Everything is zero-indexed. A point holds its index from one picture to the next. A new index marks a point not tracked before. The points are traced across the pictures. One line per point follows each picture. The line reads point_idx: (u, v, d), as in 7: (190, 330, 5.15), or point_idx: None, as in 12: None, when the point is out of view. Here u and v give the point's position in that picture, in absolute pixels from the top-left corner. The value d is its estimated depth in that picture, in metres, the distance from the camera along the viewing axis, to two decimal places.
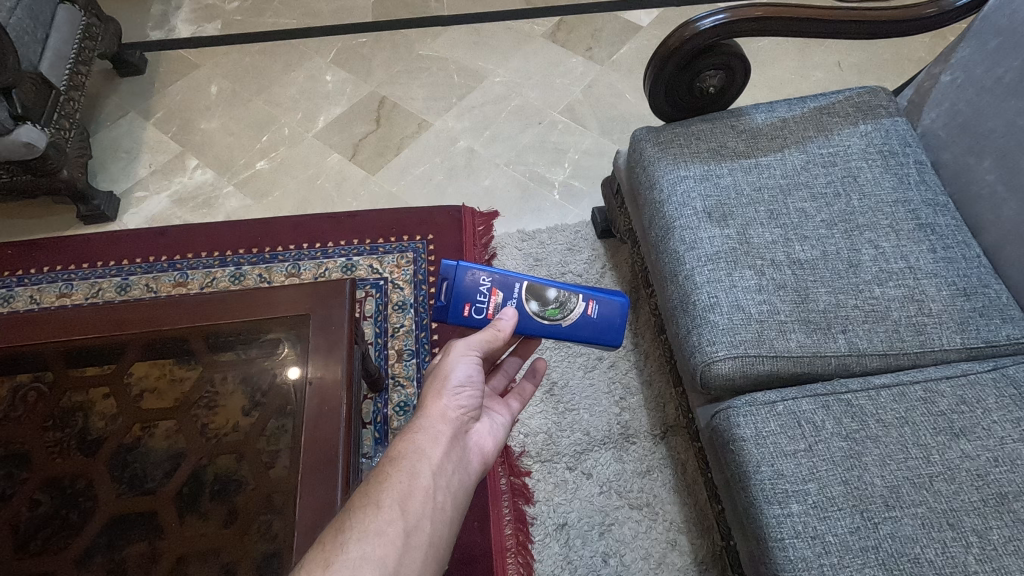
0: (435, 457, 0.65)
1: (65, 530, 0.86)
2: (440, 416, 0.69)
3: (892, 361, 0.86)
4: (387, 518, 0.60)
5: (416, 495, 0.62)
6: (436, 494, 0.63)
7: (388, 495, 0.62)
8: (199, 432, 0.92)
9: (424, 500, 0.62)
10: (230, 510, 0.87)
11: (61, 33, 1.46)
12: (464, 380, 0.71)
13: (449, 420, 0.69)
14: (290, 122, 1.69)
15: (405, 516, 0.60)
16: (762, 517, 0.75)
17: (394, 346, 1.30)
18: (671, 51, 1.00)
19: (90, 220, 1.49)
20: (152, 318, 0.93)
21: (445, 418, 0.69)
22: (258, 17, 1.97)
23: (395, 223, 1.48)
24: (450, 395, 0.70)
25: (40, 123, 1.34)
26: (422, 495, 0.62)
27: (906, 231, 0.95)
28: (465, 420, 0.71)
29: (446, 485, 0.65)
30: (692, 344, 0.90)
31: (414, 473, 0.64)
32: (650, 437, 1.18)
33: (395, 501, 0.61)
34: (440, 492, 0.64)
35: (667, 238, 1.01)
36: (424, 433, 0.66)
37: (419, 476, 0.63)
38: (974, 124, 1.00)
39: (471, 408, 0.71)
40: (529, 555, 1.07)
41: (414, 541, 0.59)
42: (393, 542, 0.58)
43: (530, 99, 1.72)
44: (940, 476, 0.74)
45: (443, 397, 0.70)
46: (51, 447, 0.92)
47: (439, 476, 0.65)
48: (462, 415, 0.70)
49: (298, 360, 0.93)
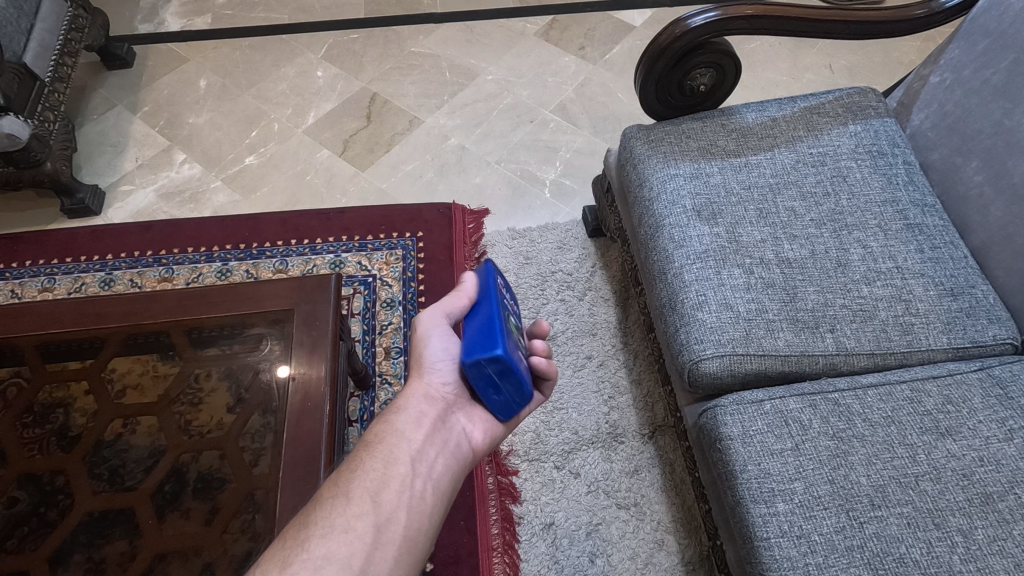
0: (415, 441, 0.67)
1: (42, 528, 0.84)
2: (423, 399, 0.70)
3: (879, 361, 0.86)
4: (357, 512, 0.59)
5: (392, 485, 0.62)
6: (415, 481, 0.64)
7: (361, 484, 0.62)
8: (181, 428, 0.91)
9: (401, 489, 0.62)
10: (213, 507, 0.85)
11: (46, 24, 1.44)
12: (443, 358, 0.72)
13: (434, 398, 0.71)
14: (280, 117, 1.68)
15: (378, 509, 0.60)
16: (748, 517, 0.75)
17: (382, 343, 1.29)
18: (660, 50, 1.00)
19: (75, 213, 1.46)
20: (132, 312, 0.92)
21: (427, 398, 0.70)
22: (249, 11, 1.95)
23: (384, 220, 1.47)
24: (430, 375, 0.72)
25: (23, 115, 1.32)
26: (399, 484, 0.63)
27: (895, 230, 0.95)
28: (451, 399, 0.72)
29: (428, 472, 0.66)
30: (680, 342, 0.89)
31: (391, 461, 0.64)
32: (638, 436, 1.17)
33: (367, 494, 0.61)
34: (420, 480, 0.64)
35: (655, 236, 1.00)
36: (405, 417, 0.68)
37: (396, 463, 0.64)
38: (962, 125, 1.00)
39: (460, 389, 0.73)
40: (515, 555, 1.06)
41: (387, 536, 0.58)
42: (362, 538, 0.57)
43: (522, 97, 1.72)
44: (926, 475, 0.74)
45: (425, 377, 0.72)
46: (29, 444, 0.90)
47: (420, 464, 0.66)
48: (448, 394, 0.72)
49: (284, 358, 0.90)
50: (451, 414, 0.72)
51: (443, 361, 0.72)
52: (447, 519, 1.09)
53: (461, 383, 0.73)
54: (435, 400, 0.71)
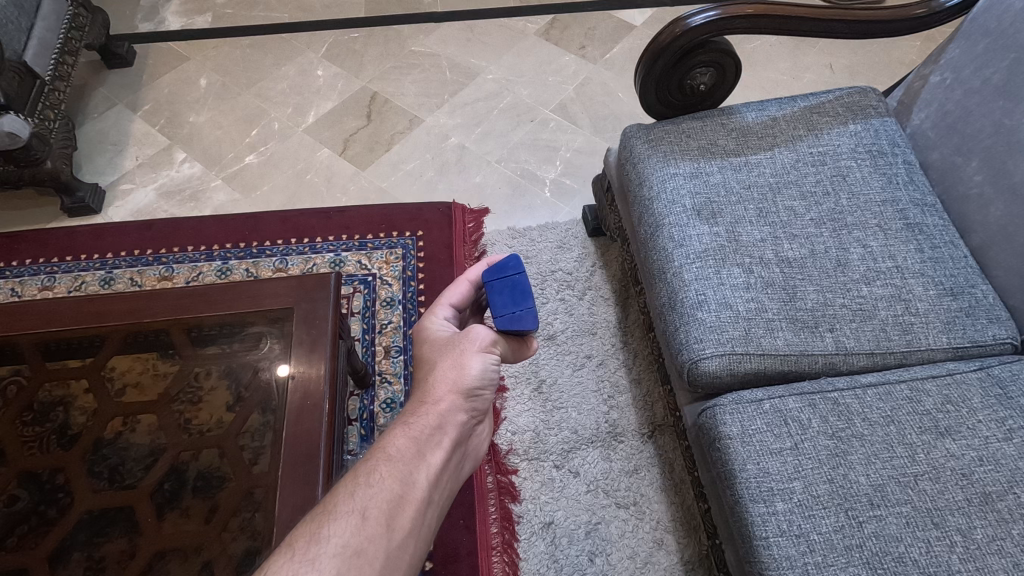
0: (434, 463, 0.64)
1: (42, 526, 0.84)
2: (446, 421, 0.67)
3: (878, 360, 0.86)
4: (370, 534, 0.57)
5: (407, 509, 0.60)
6: (428, 508, 0.62)
7: (376, 503, 0.59)
8: (180, 427, 0.91)
9: (415, 516, 0.60)
10: (212, 506, 0.85)
11: (46, 23, 1.43)
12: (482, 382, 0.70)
13: (453, 420, 0.67)
14: (280, 116, 1.68)
15: (391, 534, 0.58)
16: (747, 515, 0.75)
17: (381, 342, 1.29)
18: (660, 49, 1.00)
19: (75, 212, 1.47)
20: (131, 310, 0.92)
21: (450, 421, 0.67)
22: (250, 10, 1.95)
23: (384, 219, 1.47)
24: (459, 395, 0.68)
25: (23, 114, 1.32)
26: (413, 510, 0.60)
27: (895, 230, 0.95)
28: (468, 424, 0.69)
29: (437, 498, 0.64)
30: (680, 342, 0.89)
31: (410, 483, 0.61)
32: (638, 435, 1.17)
33: (382, 515, 0.58)
34: (431, 506, 0.63)
35: (655, 235, 1.00)
36: (427, 436, 0.65)
37: (414, 486, 0.61)
38: (963, 124, 1.00)
39: (477, 412, 0.71)
40: (514, 554, 1.06)
41: (395, 564, 0.57)
42: (371, 564, 0.55)
43: (522, 96, 1.72)
44: (925, 475, 0.74)
45: (452, 398, 0.68)
46: (29, 442, 0.90)
47: (433, 489, 0.63)
48: (467, 416, 0.69)
49: (284, 358, 0.90)
50: (466, 436, 0.69)
51: (478, 384, 0.69)
52: (446, 517, 1.09)
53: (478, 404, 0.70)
54: (456, 422, 0.67)
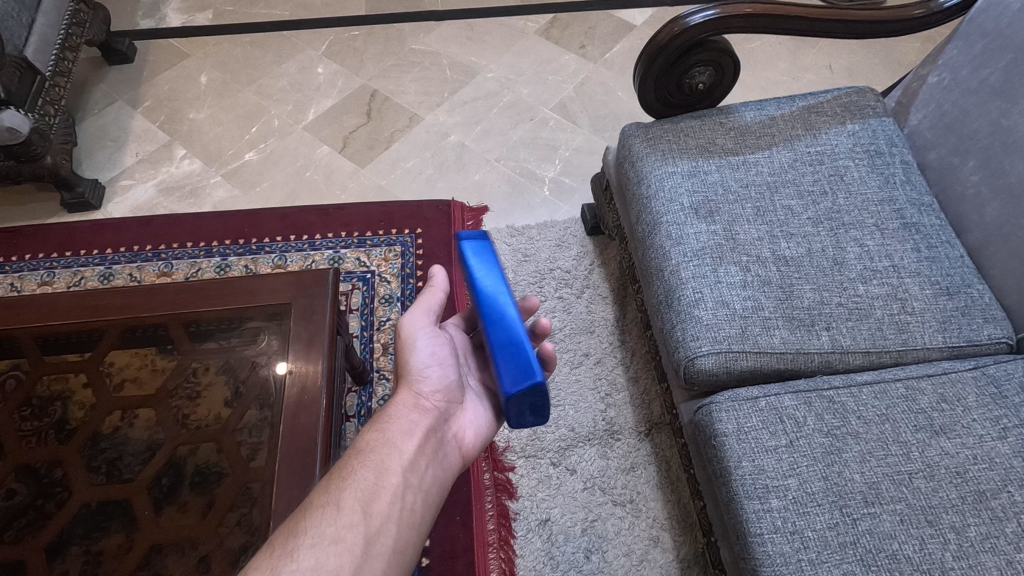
0: (407, 451, 0.66)
1: (39, 520, 0.84)
2: (412, 407, 0.70)
3: (874, 359, 0.87)
4: (347, 523, 0.58)
5: (383, 496, 0.62)
6: (407, 494, 0.63)
7: (351, 494, 0.61)
8: (178, 422, 0.91)
9: (392, 501, 0.62)
10: (209, 500, 0.85)
11: (47, 18, 1.44)
12: (429, 362, 0.74)
13: (422, 410, 0.71)
14: (280, 113, 1.68)
15: (368, 520, 0.59)
16: (741, 513, 0.75)
17: (380, 339, 1.29)
18: (660, 47, 1.00)
19: (75, 208, 1.47)
20: (131, 305, 0.93)
21: (418, 408, 0.71)
22: (250, 7, 1.95)
23: (384, 216, 1.47)
24: (420, 383, 0.72)
25: (23, 109, 1.32)
26: (391, 496, 0.62)
27: (892, 229, 0.96)
28: (441, 408, 0.73)
29: (417, 483, 0.65)
30: (676, 340, 0.90)
31: (383, 471, 0.64)
32: (635, 434, 1.17)
33: (358, 504, 0.60)
34: (411, 492, 0.64)
35: (654, 233, 1.00)
36: (397, 425, 0.68)
37: (388, 473, 0.64)
38: (960, 124, 1.00)
39: (447, 396, 0.74)
40: (511, 550, 1.06)
41: (377, 548, 0.58)
42: (351, 550, 0.57)
43: (522, 95, 1.72)
44: (919, 473, 0.74)
45: (414, 387, 0.72)
46: (27, 435, 0.90)
47: (411, 474, 0.65)
48: (436, 402, 0.73)
49: (282, 355, 0.90)
50: (440, 423, 0.72)
51: (426, 364, 0.73)
52: (443, 515, 1.09)
53: (450, 391, 0.74)
54: (425, 409, 0.71)
